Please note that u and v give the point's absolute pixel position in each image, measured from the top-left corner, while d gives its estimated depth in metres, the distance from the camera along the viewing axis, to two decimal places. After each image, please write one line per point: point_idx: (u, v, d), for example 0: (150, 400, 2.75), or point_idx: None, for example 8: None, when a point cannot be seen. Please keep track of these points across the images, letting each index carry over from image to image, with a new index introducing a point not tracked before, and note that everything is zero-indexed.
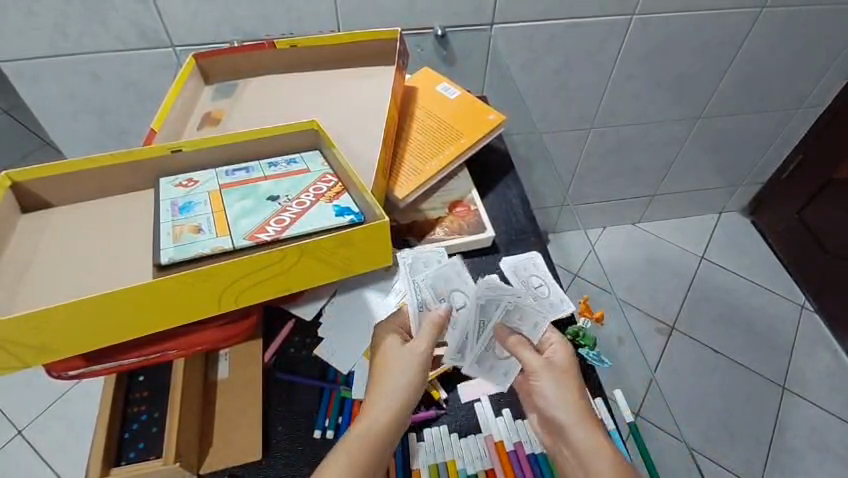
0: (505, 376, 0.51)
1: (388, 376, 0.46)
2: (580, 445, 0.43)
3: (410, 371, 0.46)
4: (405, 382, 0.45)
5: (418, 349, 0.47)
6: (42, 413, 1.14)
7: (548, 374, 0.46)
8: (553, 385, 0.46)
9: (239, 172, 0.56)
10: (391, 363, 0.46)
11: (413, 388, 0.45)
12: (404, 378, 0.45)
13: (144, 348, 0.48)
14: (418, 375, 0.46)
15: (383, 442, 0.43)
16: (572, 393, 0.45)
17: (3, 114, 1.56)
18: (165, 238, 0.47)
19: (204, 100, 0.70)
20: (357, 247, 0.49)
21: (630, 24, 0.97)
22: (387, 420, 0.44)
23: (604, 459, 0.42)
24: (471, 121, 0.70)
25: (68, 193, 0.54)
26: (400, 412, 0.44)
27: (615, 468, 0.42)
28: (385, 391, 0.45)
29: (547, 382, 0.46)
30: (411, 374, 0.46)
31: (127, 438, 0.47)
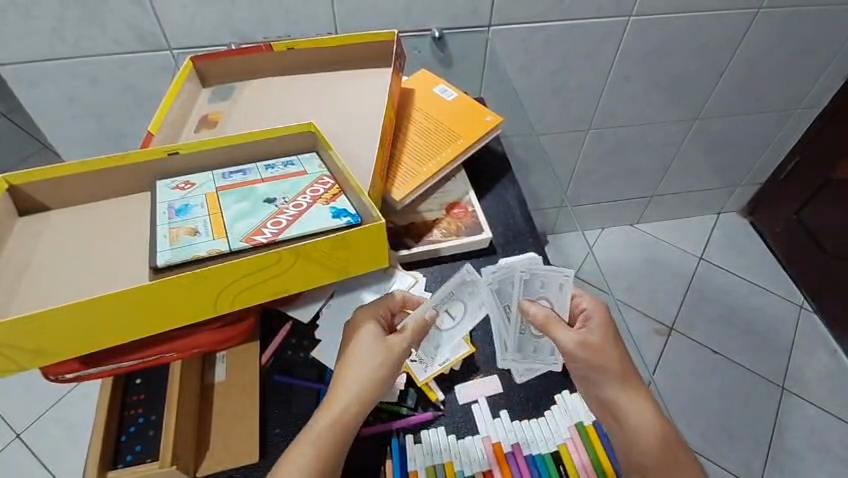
0: (553, 356, 0.53)
1: (358, 368, 0.47)
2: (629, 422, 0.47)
3: (379, 364, 0.47)
4: (372, 375, 0.47)
5: (389, 345, 0.48)
6: (41, 416, 1.14)
7: (586, 353, 0.48)
8: (595, 365, 0.48)
9: (236, 175, 0.56)
10: (362, 355, 0.47)
11: (381, 381, 0.47)
12: (371, 372, 0.47)
13: (140, 351, 0.48)
14: (387, 369, 0.47)
15: (346, 430, 0.45)
16: (615, 372, 0.48)
17: (2, 117, 1.56)
18: (162, 240, 0.47)
19: (202, 103, 0.70)
20: (354, 249, 0.49)
21: (627, 25, 0.97)
22: (354, 410, 0.46)
23: (650, 432, 0.46)
24: (469, 123, 0.70)
25: (65, 196, 0.54)
26: (365, 402, 0.46)
27: (660, 439, 0.46)
28: (350, 382, 0.47)
29: (587, 363, 0.48)
30: (380, 367, 0.47)
31: (124, 441, 0.47)
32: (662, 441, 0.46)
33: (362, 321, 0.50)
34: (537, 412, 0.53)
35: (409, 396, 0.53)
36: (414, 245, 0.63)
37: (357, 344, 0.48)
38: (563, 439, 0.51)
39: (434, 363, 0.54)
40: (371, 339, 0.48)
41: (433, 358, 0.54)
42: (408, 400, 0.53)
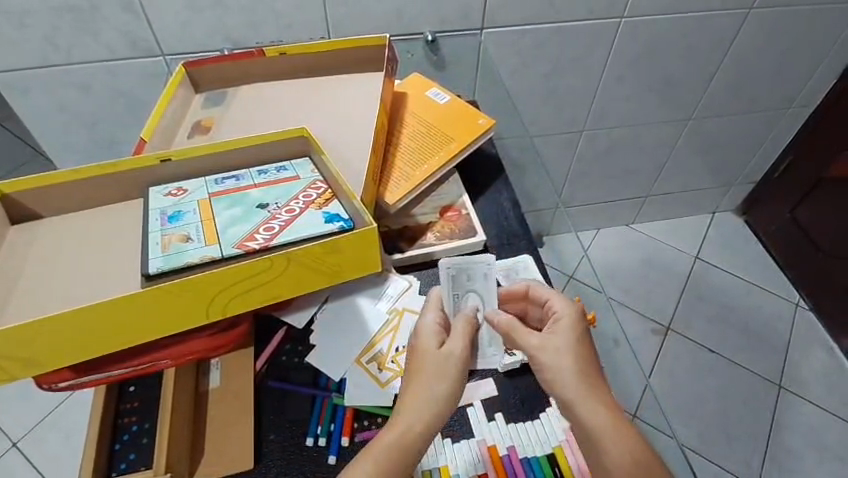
0: (507, 344, 0.52)
1: (423, 380, 0.43)
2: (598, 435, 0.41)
3: (448, 374, 0.44)
4: (436, 388, 0.43)
5: (460, 351, 0.45)
6: (37, 424, 1.13)
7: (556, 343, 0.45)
8: (560, 361, 0.44)
9: (229, 181, 0.56)
10: (426, 366, 0.44)
11: (448, 393, 0.43)
12: (440, 384, 0.43)
13: (134, 359, 0.47)
14: (458, 380, 0.44)
15: (414, 448, 0.41)
16: (589, 374, 0.44)
17: None
18: (153, 248, 0.46)
19: (195, 109, 0.70)
20: (347, 254, 0.48)
21: (619, 27, 0.97)
22: (421, 427, 0.42)
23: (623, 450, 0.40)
24: (462, 126, 0.70)
25: (57, 204, 0.54)
26: (434, 416, 0.42)
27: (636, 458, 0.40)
28: (425, 390, 0.43)
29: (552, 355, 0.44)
30: (447, 379, 0.44)
31: (117, 450, 0.47)
32: (636, 459, 0.40)
33: (419, 326, 0.48)
34: (532, 415, 0.53)
35: None
36: (407, 248, 0.63)
37: (430, 356, 0.45)
38: (559, 441, 0.51)
39: None
40: (431, 350, 0.45)
41: None
42: None
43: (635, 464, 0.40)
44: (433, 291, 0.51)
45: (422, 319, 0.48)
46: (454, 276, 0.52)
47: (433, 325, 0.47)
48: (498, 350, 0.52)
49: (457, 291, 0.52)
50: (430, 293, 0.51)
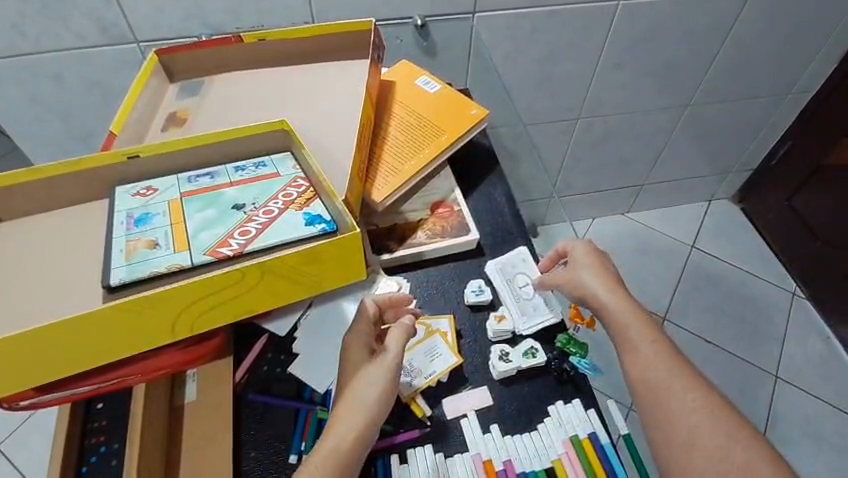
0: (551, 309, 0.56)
1: (357, 388, 0.44)
2: (656, 373, 0.45)
3: (381, 380, 0.44)
4: (368, 394, 0.43)
5: (389, 364, 0.45)
6: (16, 429, 1.09)
7: (597, 284, 0.51)
8: (608, 295, 0.50)
9: (203, 179, 0.52)
10: (360, 375, 0.44)
11: (382, 399, 0.44)
12: (375, 390, 0.44)
13: (98, 377, 0.43)
14: (391, 386, 0.44)
15: (351, 457, 0.41)
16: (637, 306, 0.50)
17: None
18: (117, 256, 0.42)
19: (169, 100, 0.66)
20: (328, 261, 0.44)
21: (616, 11, 0.93)
22: (354, 436, 0.42)
23: (675, 380, 0.45)
24: (453, 117, 0.66)
25: (17, 206, 0.50)
26: (368, 423, 0.43)
27: (685, 393, 0.44)
28: (353, 404, 0.43)
29: (602, 292, 0.51)
30: (380, 385, 0.44)
31: (84, 473, 0.43)
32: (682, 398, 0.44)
33: (349, 337, 0.47)
34: (529, 426, 0.50)
35: (391, 413, 0.50)
36: (396, 248, 0.59)
37: (359, 371, 0.45)
38: (558, 454, 0.48)
39: (420, 375, 0.51)
40: (363, 358, 0.46)
41: (417, 369, 0.51)
42: (390, 417, 0.50)
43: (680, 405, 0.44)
44: (366, 302, 0.49)
45: (350, 330, 0.48)
46: (500, 267, 0.59)
47: (362, 335, 0.47)
48: (545, 314, 0.55)
49: (507, 277, 0.58)
50: (363, 302, 0.50)
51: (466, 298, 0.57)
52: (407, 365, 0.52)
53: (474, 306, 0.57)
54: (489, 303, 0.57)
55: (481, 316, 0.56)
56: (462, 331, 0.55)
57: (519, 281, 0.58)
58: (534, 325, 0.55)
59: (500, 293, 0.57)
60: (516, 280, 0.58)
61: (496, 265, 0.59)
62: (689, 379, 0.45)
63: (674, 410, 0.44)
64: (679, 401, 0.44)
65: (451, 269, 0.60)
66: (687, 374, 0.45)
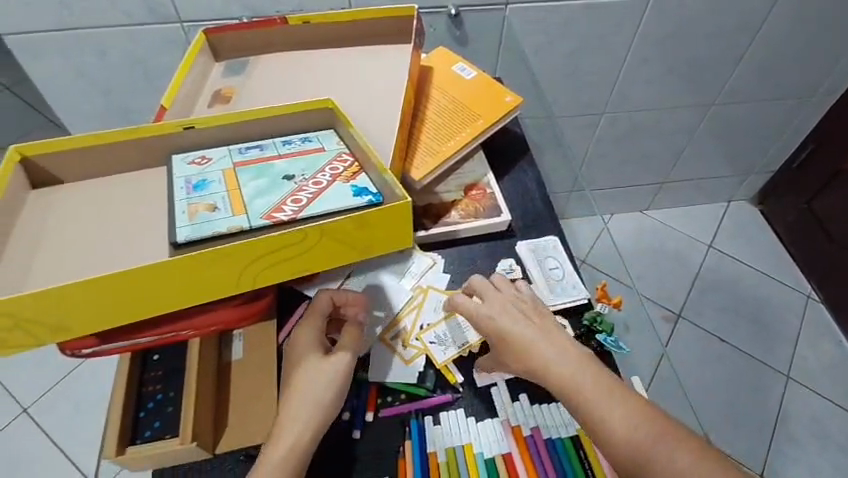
0: (578, 289, 0.59)
1: (303, 395, 0.45)
2: (602, 411, 0.44)
3: (326, 387, 0.46)
4: (314, 400, 0.45)
5: (339, 369, 0.47)
6: (48, 392, 1.14)
7: (523, 327, 0.48)
8: (538, 336, 0.48)
9: (253, 150, 0.55)
10: (306, 380, 0.46)
11: (327, 405, 0.46)
12: (320, 396, 0.46)
13: (157, 327, 0.46)
14: (338, 389, 0.46)
15: (299, 464, 0.43)
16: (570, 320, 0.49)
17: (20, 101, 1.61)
18: (180, 216, 0.45)
19: (215, 77, 0.69)
20: (378, 229, 0.44)
21: (647, 6, 0.95)
22: (301, 444, 0.44)
23: (624, 407, 0.44)
24: (488, 103, 0.68)
25: (77, 169, 0.53)
26: (314, 430, 0.45)
27: (625, 405, 0.44)
28: (302, 408, 0.45)
29: (528, 334, 0.48)
30: (325, 390, 0.46)
31: (142, 417, 0.46)
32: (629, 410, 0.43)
33: (299, 338, 0.49)
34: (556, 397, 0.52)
35: (427, 377, 0.52)
36: (431, 226, 0.62)
37: (306, 373, 0.46)
38: None
39: (453, 345, 0.54)
40: (314, 359, 0.47)
41: (451, 339, 0.54)
42: (426, 382, 0.52)
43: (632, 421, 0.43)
44: (319, 299, 0.50)
45: (299, 329, 0.49)
46: (532, 249, 0.61)
47: (312, 337, 0.49)
48: (570, 294, 0.58)
49: (538, 258, 0.61)
50: (317, 298, 0.51)
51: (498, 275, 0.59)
52: (441, 336, 0.54)
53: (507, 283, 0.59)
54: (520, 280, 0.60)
55: None
56: None
57: (549, 263, 0.60)
58: (561, 302, 0.58)
59: (529, 272, 0.60)
60: (546, 262, 0.61)
61: (528, 247, 0.61)
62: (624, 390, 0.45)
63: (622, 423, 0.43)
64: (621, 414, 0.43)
65: (482, 249, 0.63)
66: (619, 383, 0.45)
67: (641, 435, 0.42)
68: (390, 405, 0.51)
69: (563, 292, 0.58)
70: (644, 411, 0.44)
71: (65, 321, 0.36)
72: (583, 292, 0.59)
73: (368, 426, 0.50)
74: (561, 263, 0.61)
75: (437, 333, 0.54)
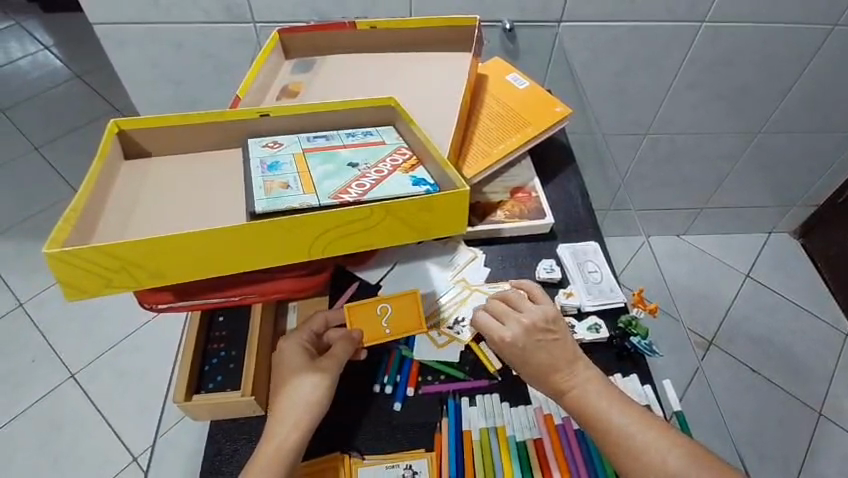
0: (615, 293, 0.61)
1: (293, 396, 0.48)
2: (620, 432, 0.46)
3: (314, 390, 0.48)
4: (305, 396, 0.48)
5: (320, 376, 0.49)
6: (95, 360, 1.21)
7: (546, 355, 0.50)
8: (556, 365, 0.49)
9: (320, 140, 0.60)
10: (296, 384, 0.48)
11: (315, 402, 0.48)
12: (303, 400, 0.48)
13: (226, 289, 0.50)
14: (326, 390, 0.48)
15: (289, 460, 0.45)
16: (572, 356, 0.50)
17: (92, 91, 1.75)
18: (258, 190, 0.51)
19: (285, 73, 0.74)
20: (437, 214, 0.47)
21: (698, 31, 0.97)
22: (293, 440, 0.46)
23: (636, 427, 0.47)
24: (538, 111, 0.72)
25: (164, 145, 0.59)
26: (306, 425, 0.47)
27: (638, 425, 0.47)
28: (284, 415, 0.47)
29: (546, 361, 0.50)
30: (313, 389, 0.48)
31: (207, 370, 0.51)
32: (642, 425, 0.47)
33: (287, 345, 0.51)
34: None
35: (466, 362, 0.56)
36: (477, 222, 0.65)
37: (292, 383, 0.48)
38: None
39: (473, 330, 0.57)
40: (297, 366, 0.49)
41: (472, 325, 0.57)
42: (465, 366, 0.55)
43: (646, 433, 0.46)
44: (316, 316, 0.53)
45: (288, 341, 0.51)
46: (572, 252, 0.64)
47: (301, 345, 0.51)
48: (607, 298, 0.61)
49: (578, 261, 0.63)
50: (314, 316, 0.54)
51: (538, 274, 0.62)
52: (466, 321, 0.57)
53: (547, 283, 0.62)
54: (559, 280, 0.62)
55: (549, 292, 0.62)
56: None
57: (589, 267, 0.63)
58: (599, 303, 0.60)
59: (569, 274, 0.63)
60: (586, 265, 0.63)
61: (569, 250, 0.64)
62: (634, 409, 0.48)
63: (637, 440, 0.46)
64: (637, 436, 0.46)
65: (526, 247, 0.66)
66: (623, 398, 0.49)
67: (629, 442, 0.46)
68: (430, 382, 0.54)
69: (602, 295, 0.61)
70: (649, 421, 0.47)
71: (159, 268, 0.41)
72: (620, 297, 0.61)
73: (409, 401, 0.53)
74: (601, 268, 0.63)
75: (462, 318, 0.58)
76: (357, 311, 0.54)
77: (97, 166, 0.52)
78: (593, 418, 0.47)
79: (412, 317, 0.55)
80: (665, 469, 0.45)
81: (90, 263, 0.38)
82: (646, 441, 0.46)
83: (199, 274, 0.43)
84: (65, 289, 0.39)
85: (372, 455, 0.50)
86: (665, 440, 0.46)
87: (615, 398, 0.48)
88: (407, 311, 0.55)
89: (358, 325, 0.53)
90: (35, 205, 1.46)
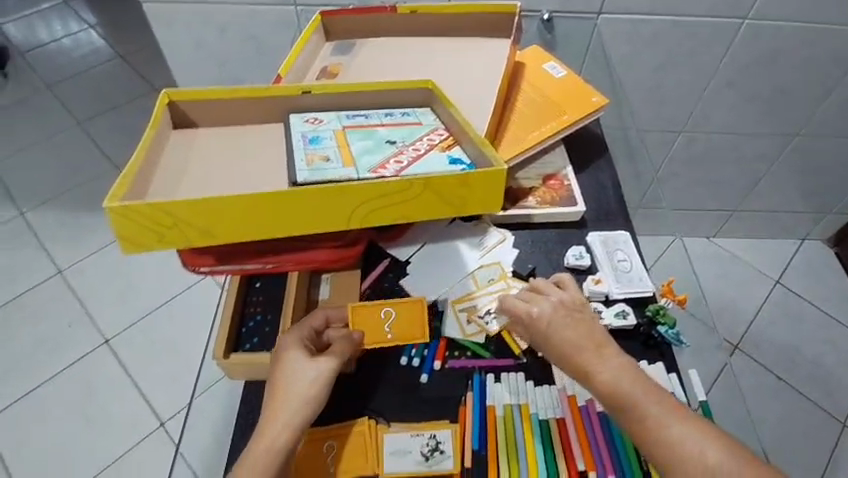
0: (644, 283, 0.61)
1: (289, 393, 0.46)
2: (648, 416, 0.44)
3: (310, 393, 0.46)
4: (301, 393, 0.46)
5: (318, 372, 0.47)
6: (128, 328, 1.25)
7: (573, 333, 0.48)
8: (584, 343, 0.48)
9: (359, 118, 0.62)
10: (294, 381, 0.46)
11: (311, 400, 0.46)
12: (299, 398, 0.46)
13: (265, 256, 0.52)
14: (322, 390, 0.47)
15: (281, 456, 0.43)
16: (600, 338, 0.49)
17: (133, 72, 1.81)
18: (299, 161, 0.53)
19: (325, 55, 0.76)
20: (474, 190, 0.48)
21: (739, 29, 0.96)
22: (287, 436, 0.44)
23: (666, 413, 0.44)
24: (574, 100, 0.72)
25: (210, 117, 0.61)
26: (301, 422, 0.45)
27: (668, 411, 0.44)
28: (279, 409, 0.45)
29: (572, 339, 0.48)
30: (311, 387, 0.47)
31: (244, 332, 0.53)
32: (673, 411, 0.44)
33: (285, 340, 0.49)
34: None
35: (491, 342, 0.57)
36: (509, 207, 0.65)
37: (288, 377, 0.47)
38: None
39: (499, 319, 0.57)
40: (296, 363, 0.47)
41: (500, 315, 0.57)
42: (489, 345, 0.57)
43: (677, 421, 0.43)
44: (316, 313, 0.51)
45: (286, 336, 0.49)
46: (602, 241, 0.64)
47: (300, 342, 0.49)
48: (636, 287, 0.61)
49: (608, 250, 0.63)
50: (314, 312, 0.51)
51: (567, 260, 0.63)
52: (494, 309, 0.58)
53: (573, 270, 0.63)
54: (588, 267, 0.62)
55: (577, 278, 0.62)
56: None
57: (618, 255, 0.63)
58: (626, 291, 0.60)
59: (598, 261, 0.63)
60: (616, 253, 0.63)
61: (599, 239, 0.64)
62: (665, 396, 0.45)
63: (666, 426, 0.43)
64: (666, 422, 0.43)
65: (555, 234, 0.66)
66: (652, 385, 0.46)
67: (652, 427, 0.43)
68: (456, 358, 0.56)
69: (631, 283, 0.61)
70: (680, 409, 0.44)
71: (205, 227, 0.43)
72: (649, 287, 0.61)
73: (435, 375, 0.55)
74: (631, 257, 0.63)
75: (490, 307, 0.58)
76: (360, 311, 0.52)
77: (150, 134, 0.54)
78: (618, 400, 0.45)
79: (414, 322, 0.53)
80: (695, 457, 0.41)
81: (146, 219, 0.41)
82: (677, 427, 0.43)
83: (242, 237, 0.45)
84: (122, 242, 0.42)
85: (397, 423, 0.51)
86: (698, 428, 0.43)
87: (644, 382, 0.46)
88: (410, 315, 0.53)
89: (360, 326, 0.52)
90: (76, 179, 1.52)
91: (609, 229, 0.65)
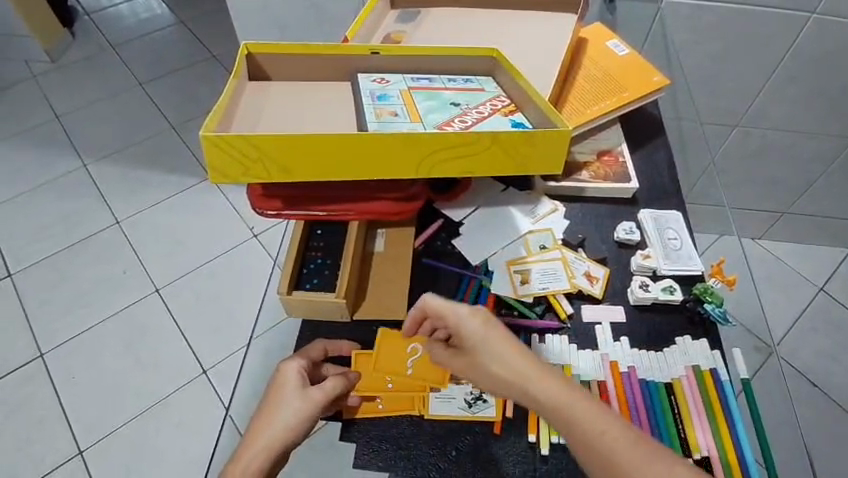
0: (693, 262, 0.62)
1: (275, 416, 0.46)
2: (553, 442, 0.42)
3: (294, 420, 0.47)
4: (286, 418, 0.46)
5: (306, 401, 0.47)
6: (176, 280, 1.32)
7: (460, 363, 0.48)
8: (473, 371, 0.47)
9: (424, 81, 0.63)
10: (282, 405, 0.47)
11: (294, 427, 0.46)
12: (284, 423, 0.46)
13: (331, 204, 0.55)
14: (306, 422, 0.47)
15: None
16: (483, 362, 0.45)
17: (192, 38, 1.87)
18: (369, 115, 0.55)
19: (390, 21, 0.78)
20: (537, 149, 0.50)
21: (807, 22, 0.93)
22: (264, 459, 0.45)
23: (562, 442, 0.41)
24: (635, 78, 0.72)
25: (283, 71, 0.63)
26: (278, 449, 0.45)
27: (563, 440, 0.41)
28: (263, 431, 0.46)
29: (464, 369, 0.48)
30: (297, 414, 0.47)
31: (306, 273, 0.57)
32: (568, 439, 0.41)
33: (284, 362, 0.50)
34: (654, 347, 0.57)
35: (538, 304, 0.59)
36: (562, 179, 0.66)
37: (277, 400, 0.47)
38: (678, 375, 0.55)
39: (547, 285, 0.59)
40: (289, 387, 0.48)
41: (548, 281, 0.59)
42: (536, 307, 0.58)
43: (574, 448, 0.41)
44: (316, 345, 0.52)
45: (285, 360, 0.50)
46: (653, 218, 0.65)
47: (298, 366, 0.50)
48: (685, 264, 0.61)
49: (658, 227, 0.64)
50: (314, 344, 0.53)
51: (617, 234, 0.64)
52: (542, 274, 0.59)
53: (622, 243, 0.64)
54: (637, 242, 0.63)
55: (625, 252, 0.63)
56: (606, 258, 0.63)
57: (669, 233, 0.64)
58: (675, 268, 0.61)
59: (647, 238, 0.64)
60: (666, 231, 0.64)
61: (650, 216, 0.65)
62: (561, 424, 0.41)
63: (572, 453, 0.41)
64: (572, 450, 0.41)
65: (607, 208, 0.67)
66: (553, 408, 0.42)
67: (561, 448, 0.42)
68: (503, 315, 0.58)
69: (679, 260, 0.61)
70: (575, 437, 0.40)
71: (285, 163, 0.46)
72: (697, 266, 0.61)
73: None
74: (681, 236, 0.64)
75: (540, 271, 0.60)
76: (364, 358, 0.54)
77: (231, 83, 0.57)
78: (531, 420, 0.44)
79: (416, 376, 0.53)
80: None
81: (234, 150, 0.44)
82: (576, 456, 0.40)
83: (317, 176, 0.48)
84: (211, 170, 0.45)
85: None
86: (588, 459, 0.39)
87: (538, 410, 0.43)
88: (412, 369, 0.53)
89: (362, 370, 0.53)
90: (134, 136, 1.59)
91: (661, 209, 0.66)
